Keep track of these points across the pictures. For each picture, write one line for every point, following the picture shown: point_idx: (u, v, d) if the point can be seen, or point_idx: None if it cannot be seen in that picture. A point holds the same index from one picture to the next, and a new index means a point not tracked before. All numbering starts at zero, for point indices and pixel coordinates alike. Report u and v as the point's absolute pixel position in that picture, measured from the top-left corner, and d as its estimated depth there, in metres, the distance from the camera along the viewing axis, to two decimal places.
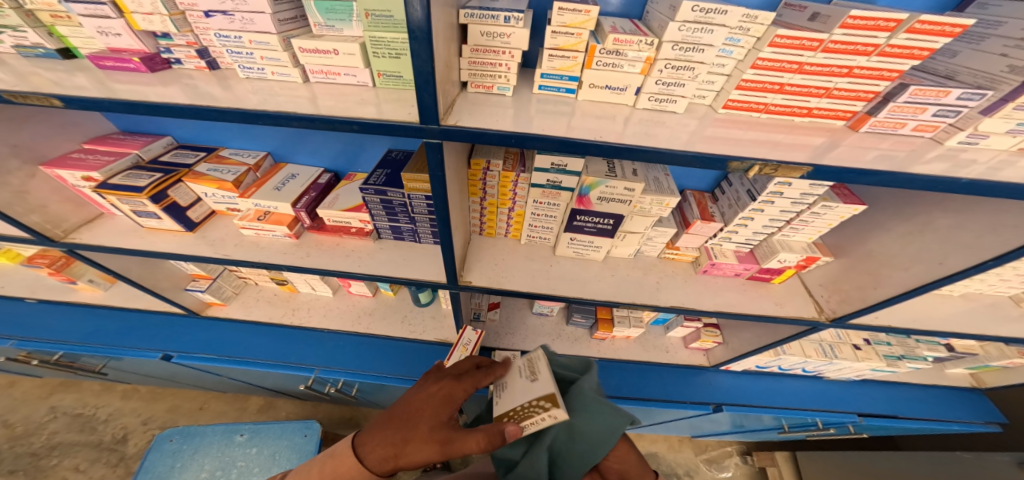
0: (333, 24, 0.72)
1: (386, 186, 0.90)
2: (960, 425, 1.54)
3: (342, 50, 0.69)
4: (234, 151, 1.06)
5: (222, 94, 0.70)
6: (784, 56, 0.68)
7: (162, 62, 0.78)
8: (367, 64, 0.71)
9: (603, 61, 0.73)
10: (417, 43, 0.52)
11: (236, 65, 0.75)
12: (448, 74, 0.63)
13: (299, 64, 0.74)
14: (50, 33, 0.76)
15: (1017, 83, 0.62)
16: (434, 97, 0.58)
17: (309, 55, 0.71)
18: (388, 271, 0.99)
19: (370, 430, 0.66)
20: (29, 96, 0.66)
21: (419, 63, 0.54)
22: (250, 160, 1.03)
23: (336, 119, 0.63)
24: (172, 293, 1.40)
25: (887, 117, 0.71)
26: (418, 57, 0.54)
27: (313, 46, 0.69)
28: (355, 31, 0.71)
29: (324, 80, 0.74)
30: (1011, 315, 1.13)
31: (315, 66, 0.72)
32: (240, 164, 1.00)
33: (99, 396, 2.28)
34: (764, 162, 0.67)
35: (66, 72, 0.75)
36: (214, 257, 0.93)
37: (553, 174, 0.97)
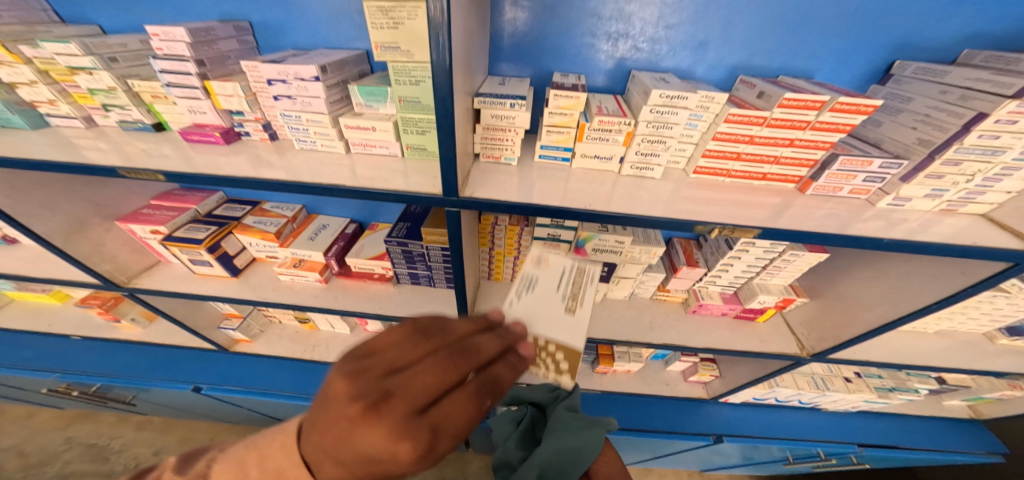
0: (372, 104, 0.87)
1: (407, 238, 1.04)
2: (963, 456, 1.55)
3: (379, 127, 0.84)
4: (275, 204, 1.22)
5: (281, 166, 0.85)
6: (738, 130, 0.82)
7: (235, 134, 0.95)
8: (398, 137, 0.87)
9: (592, 135, 0.88)
10: (441, 135, 0.68)
11: (293, 138, 0.90)
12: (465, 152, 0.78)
13: (343, 138, 0.89)
14: (148, 109, 0.95)
15: (925, 155, 0.76)
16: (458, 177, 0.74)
17: (353, 129, 0.86)
18: (407, 312, 1.12)
19: (313, 439, 0.49)
20: (141, 173, 0.81)
21: (445, 148, 0.70)
22: (288, 212, 1.18)
23: (374, 191, 0.78)
24: (207, 332, 1.53)
25: (827, 182, 0.84)
26: (446, 144, 0.69)
27: (356, 124, 0.84)
28: (390, 109, 0.87)
29: (362, 150, 0.90)
30: (988, 352, 1.21)
31: (356, 139, 0.88)
32: (280, 217, 1.15)
33: (114, 426, 2.37)
34: (723, 225, 0.79)
35: (156, 143, 0.92)
36: (255, 299, 1.06)
37: (553, 229, 1.10)
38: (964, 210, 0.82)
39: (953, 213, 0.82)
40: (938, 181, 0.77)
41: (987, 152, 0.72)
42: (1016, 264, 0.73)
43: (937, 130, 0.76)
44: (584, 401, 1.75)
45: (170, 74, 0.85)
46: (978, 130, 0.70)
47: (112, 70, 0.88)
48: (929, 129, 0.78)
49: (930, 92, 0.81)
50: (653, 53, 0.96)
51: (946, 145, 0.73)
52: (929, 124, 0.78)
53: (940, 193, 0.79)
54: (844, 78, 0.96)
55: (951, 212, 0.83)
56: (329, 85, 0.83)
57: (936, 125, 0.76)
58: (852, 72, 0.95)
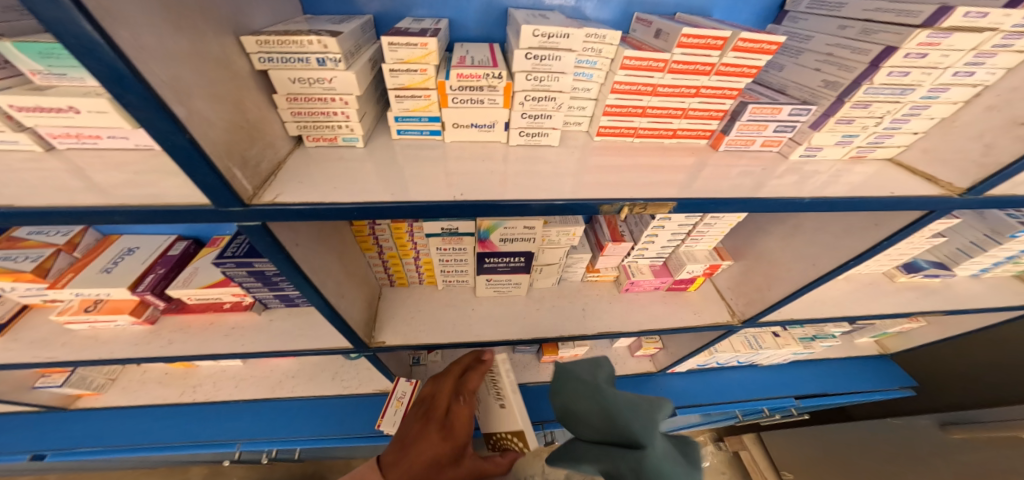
0: (64, 72, 0.54)
1: (250, 257, 0.78)
2: (883, 393, 1.66)
3: (82, 108, 0.53)
4: (35, 229, 0.81)
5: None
6: (636, 79, 0.67)
7: None
8: (138, 122, 0.57)
9: (459, 98, 0.67)
10: (136, 115, 0.37)
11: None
12: (245, 135, 0.51)
13: (25, 126, 0.55)
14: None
15: (833, 98, 0.65)
16: (213, 175, 0.44)
17: (35, 115, 0.54)
18: (276, 346, 0.88)
19: None
20: None
21: (162, 135, 0.39)
22: (59, 237, 0.79)
23: (78, 211, 0.47)
24: (13, 396, 1.16)
25: (738, 135, 0.72)
26: (155, 129, 0.39)
27: (35, 103, 0.53)
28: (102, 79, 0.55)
29: (77, 144, 0.58)
30: (887, 290, 1.23)
31: (54, 128, 0.56)
32: (43, 246, 0.77)
33: None
34: (631, 203, 0.63)
35: None
36: (31, 364, 0.76)
37: (447, 223, 0.91)
38: (873, 155, 0.73)
39: (862, 161, 0.73)
40: (848, 127, 0.67)
41: (897, 90, 0.62)
42: (931, 212, 0.66)
43: (844, 70, 0.64)
44: (533, 394, 1.65)
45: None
46: (888, 66, 0.58)
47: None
48: (835, 69, 0.66)
49: (829, 28, 0.68)
50: None
51: (855, 86, 0.62)
52: (833, 62, 0.66)
53: (850, 138, 0.69)
54: (744, 15, 0.81)
55: (860, 158, 0.73)
56: None
57: (841, 63, 0.65)
58: (750, 8, 0.80)
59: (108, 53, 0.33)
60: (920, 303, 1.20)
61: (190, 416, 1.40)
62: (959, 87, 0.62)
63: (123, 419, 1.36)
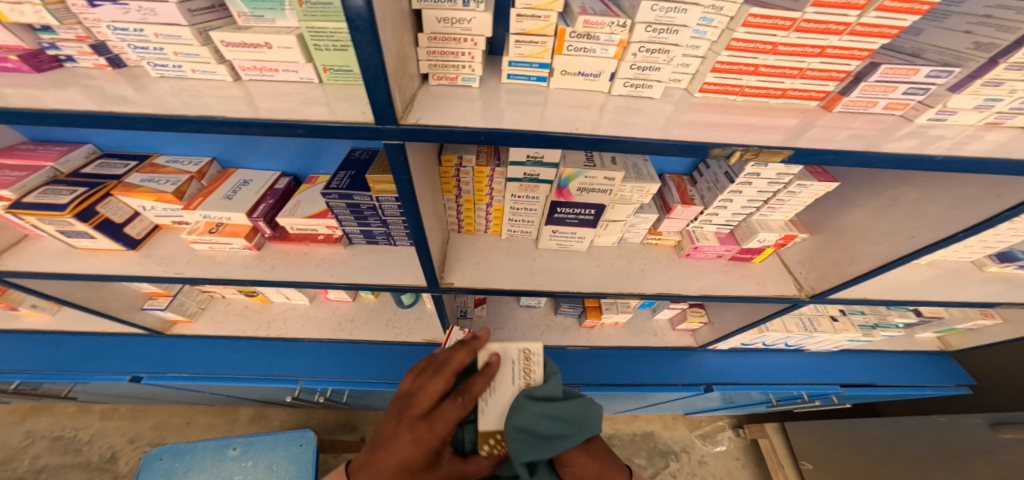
0: (262, 14, 0.62)
1: (351, 190, 0.83)
2: (934, 389, 1.60)
3: (275, 44, 0.59)
4: (170, 158, 0.96)
5: (135, 95, 0.59)
6: (758, 37, 0.65)
7: (50, 60, 0.66)
8: (309, 58, 0.62)
9: (574, 46, 0.68)
10: (359, 38, 0.44)
11: (144, 62, 0.64)
12: (403, 66, 0.56)
13: (225, 60, 0.64)
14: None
15: (985, 59, 0.62)
16: (388, 96, 0.50)
17: (237, 49, 0.61)
18: (362, 279, 0.94)
19: None
20: None
21: (364, 58, 0.46)
22: (191, 167, 0.93)
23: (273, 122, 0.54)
24: (126, 314, 1.31)
25: (860, 97, 0.69)
26: (362, 49, 0.45)
27: (239, 39, 0.60)
28: (290, 21, 0.62)
29: (259, 77, 0.64)
30: (973, 280, 1.18)
31: (245, 61, 0.63)
32: (179, 172, 0.90)
33: (76, 418, 2.30)
34: (746, 147, 0.64)
35: None
36: (165, 276, 0.86)
37: (531, 168, 0.94)
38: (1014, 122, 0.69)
39: (999, 128, 0.70)
40: (995, 90, 0.63)
41: None
42: None
43: (1005, 31, 0.60)
44: (572, 359, 1.70)
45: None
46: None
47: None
48: (991, 31, 0.63)
49: None
50: None
51: (1016, 46, 0.59)
52: (989, 24, 0.63)
53: (993, 103, 0.65)
54: None
55: (997, 125, 0.70)
56: None
57: (1001, 24, 0.61)
58: None
59: None
60: (1009, 296, 1.14)
61: (262, 349, 1.53)
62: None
63: (207, 347, 1.51)
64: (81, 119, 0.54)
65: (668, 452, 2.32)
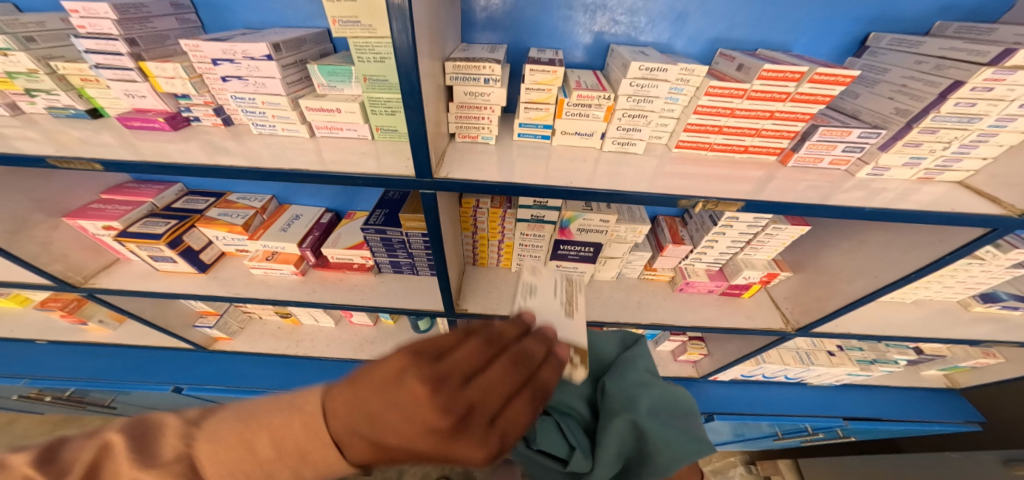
0: (336, 85, 0.80)
1: (385, 225, 1.00)
2: (942, 425, 1.59)
3: (344, 109, 0.78)
4: (241, 195, 1.16)
5: (235, 147, 0.79)
6: (718, 103, 0.80)
7: (183, 120, 0.86)
8: (366, 119, 0.80)
9: (571, 111, 0.85)
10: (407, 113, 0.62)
11: (249, 122, 0.84)
12: (438, 130, 0.73)
13: (306, 120, 0.83)
14: (80, 95, 0.86)
15: (903, 123, 0.76)
16: (427, 154, 0.67)
17: (314, 112, 0.80)
18: (388, 302, 1.09)
19: None
20: (74, 162, 0.73)
21: (412, 127, 0.64)
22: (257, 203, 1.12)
23: (340, 173, 0.72)
24: (181, 331, 1.48)
25: (807, 153, 0.83)
26: (412, 122, 0.63)
27: (318, 105, 0.78)
28: (355, 90, 0.80)
29: (328, 133, 0.83)
30: (964, 319, 1.23)
31: (320, 122, 0.82)
32: (247, 208, 1.09)
33: None
34: (706, 199, 0.77)
35: (93, 131, 0.84)
36: (225, 296, 1.02)
37: (536, 211, 1.09)
38: (941, 178, 0.83)
39: (929, 182, 0.83)
40: (917, 149, 0.77)
41: (965, 119, 0.71)
42: (993, 229, 0.74)
43: (915, 99, 0.75)
44: None
45: (98, 55, 0.77)
46: (955, 98, 0.69)
47: (30, 51, 0.79)
48: (907, 98, 0.77)
49: (904, 62, 0.79)
50: (632, 26, 0.91)
51: (923, 114, 0.73)
52: (906, 92, 0.77)
53: (918, 161, 0.79)
54: (824, 50, 0.92)
55: (928, 180, 0.84)
56: (284, 64, 0.77)
57: (912, 93, 0.76)
58: (831, 44, 0.91)
59: (407, 69, 0.58)
60: (997, 335, 1.19)
61: (289, 367, 1.66)
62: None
63: (241, 362, 1.66)
64: (200, 170, 0.72)
65: None
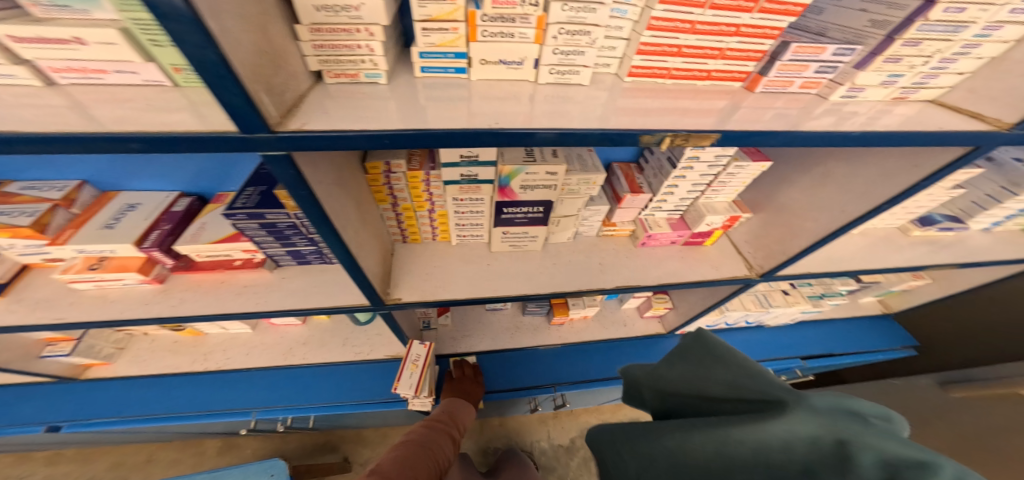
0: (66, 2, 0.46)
1: (262, 207, 0.74)
2: (884, 354, 1.69)
3: (88, 39, 0.45)
4: (26, 184, 0.82)
5: None
6: (677, 15, 0.61)
7: None
8: (149, 57, 0.49)
9: (489, 31, 0.61)
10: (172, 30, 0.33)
11: None
12: (271, 60, 0.46)
13: (24, 59, 0.48)
14: None
15: (881, 36, 0.63)
16: (244, 98, 0.40)
17: (35, 46, 0.46)
18: (294, 304, 0.85)
19: None
20: None
21: (191, 50, 0.35)
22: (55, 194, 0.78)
23: (94, 137, 0.42)
24: (22, 364, 1.17)
25: (777, 76, 0.68)
26: (186, 42, 0.34)
27: (35, 32, 0.45)
28: (110, 12, 0.47)
29: (84, 81, 0.50)
30: (899, 246, 1.22)
31: (54, 61, 0.47)
32: (37, 201, 0.76)
33: (13, 467, 2.07)
34: (674, 132, 0.60)
35: None
36: (40, 324, 0.74)
37: (466, 169, 0.88)
38: (915, 97, 0.71)
39: (902, 103, 0.71)
40: (896, 66, 0.64)
41: (950, 28, 0.60)
42: (977, 147, 0.64)
43: (894, 7, 0.61)
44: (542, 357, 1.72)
45: None
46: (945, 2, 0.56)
47: None
48: (882, 7, 0.62)
49: None
50: None
51: (908, 23, 0.59)
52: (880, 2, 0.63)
53: (896, 78, 0.66)
54: None
55: (900, 101, 0.71)
56: None
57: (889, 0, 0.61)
58: None
59: None
60: (932, 257, 1.19)
61: (205, 382, 1.40)
62: (1012, 25, 0.61)
63: (136, 386, 1.36)
64: None
65: None
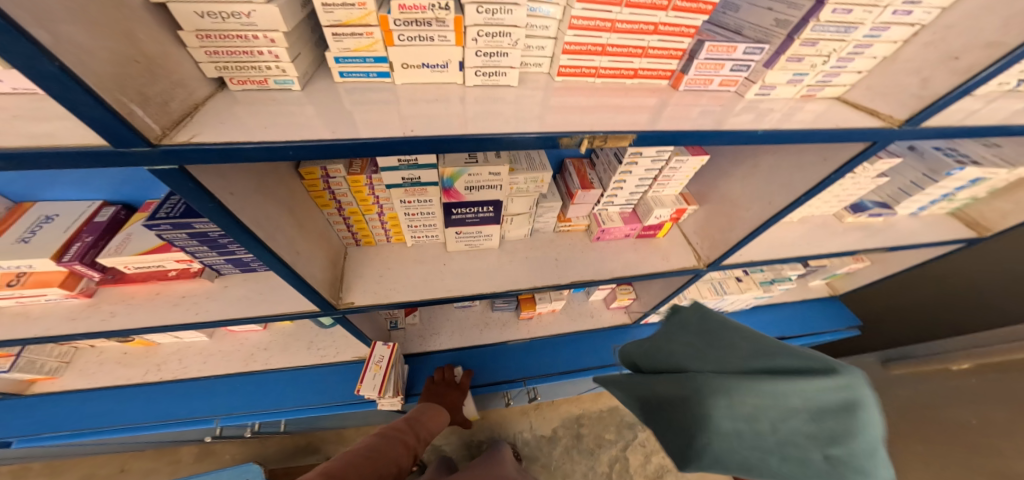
0: None
1: (186, 216, 0.71)
2: (830, 334, 1.79)
3: None
4: None
5: None
6: (595, 13, 0.61)
7: None
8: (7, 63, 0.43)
9: (406, 35, 0.60)
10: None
11: None
12: (145, 71, 0.44)
13: None
14: None
15: (783, 36, 0.65)
16: (101, 111, 0.38)
17: None
18: (232, 313, 0.84)
19: None
20: None
21: (21, 61, 0.33)
22: None
23: None
24: None
25: (697, 74, 0.69)
26: (12, 54, 0.32)
27: None
28: None
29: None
30: (837, 231, 1.28)
31: None
32: None
33: None
34: (591, 134, 0.61)
35: None
36: None
37: (408, 172, 0.88)
38: (822, 94, 0.75)
39: (812, 100, 0.75)
40: (798, 64, 0.67)
41: (841, 29, 0.62)
42: (872, 143, 0.69)
43: (792, 7, 0.63)
44: (512, 352, 1.72)
45: None
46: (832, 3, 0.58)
47: None
48: (784, 7, 0.65)
49: None
50: None
51: (803, 23, 0.62)
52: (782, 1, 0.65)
53: (801, 77, 0.70)
54: None
55: (809, 98, 0.75)
56: None
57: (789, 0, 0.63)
58: None
59: None
60: (863, 242, 1.26)
61: (160, 394, 1.36)
62: (897, 27, 0.64)
63: (89, 400, 1.32)
64: None
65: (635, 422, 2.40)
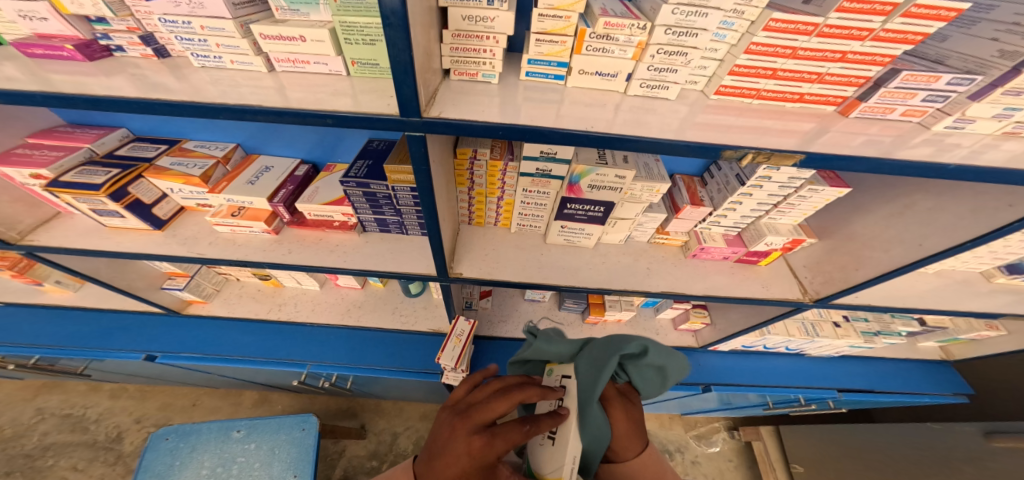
0: (298, 8, 0.64)
1: (368, 178, 0.86)
2: (930, 397, 1.63)
3: (309, 37, 0.62)
4: (199, 143, 1.02)
5: (176, 84, 0.61)
6: (778, 41, 0.65)
7: (101, 50, 0.68)
8: (339, 51, 0.64)
9: (593, 46, 0.69)
10: (390, 33, 0.46)
11: (188, 53, 0.65)
12: (428, 62, 0.58)
13: (262, 52, 0.65)
14: None
15: (1008, 68, 0.63)
16: (414, 89, 0.53)
17: (274, 42, 0.63)
18: (374, 265, 0.97)
19: None
20: None
21: (394, 52, 0.49)
22: (218, 152, 0.99)
23: (306, 112, 0.56)
24: (147, 293, 1.38)
25: (877, 102, 0.70)
26: (394, 45, 0.48)
27: (276, 32, 0.62)
28: (323, 15, 0.64)
29: (291, 69, 0.66)
30: (982, 290, 1.18)
31: (280, 54, 0.65)
32: (206, 157, 0.96)
33: (85, 396, 2.36)
34: (757, 150, 0.65)
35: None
36: (188, 256, 0.90)
37: (543, 163, 0.96)
38: None
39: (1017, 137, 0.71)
40: (1014, 99, 0.64)
41: None
42: None
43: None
44: None
45: None
46: None
47: None
48: (1016, 38, 0.64)
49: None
50: None
51: None
52: (1015, 32, 0.65)
53: (1012, 112, 0.66)
54: None
55: (1016, 135, 0.71)
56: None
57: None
58: None
59: None
60: (1015, 307, 1.14)
61: (271, 332, 1.57)
62: None
63: (219, 328, 1.56)
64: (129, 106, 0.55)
65: (662, 451, 2.40)
